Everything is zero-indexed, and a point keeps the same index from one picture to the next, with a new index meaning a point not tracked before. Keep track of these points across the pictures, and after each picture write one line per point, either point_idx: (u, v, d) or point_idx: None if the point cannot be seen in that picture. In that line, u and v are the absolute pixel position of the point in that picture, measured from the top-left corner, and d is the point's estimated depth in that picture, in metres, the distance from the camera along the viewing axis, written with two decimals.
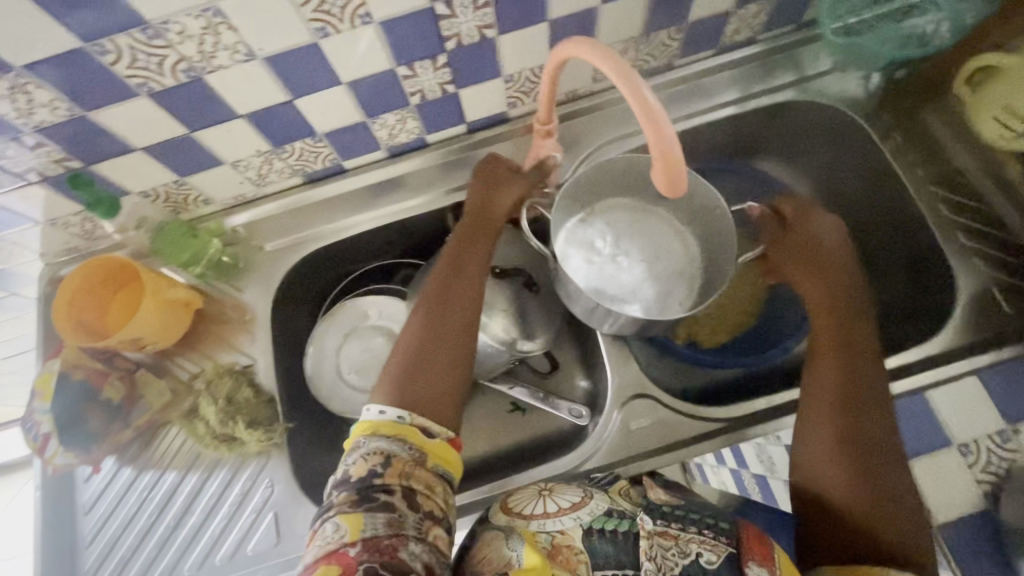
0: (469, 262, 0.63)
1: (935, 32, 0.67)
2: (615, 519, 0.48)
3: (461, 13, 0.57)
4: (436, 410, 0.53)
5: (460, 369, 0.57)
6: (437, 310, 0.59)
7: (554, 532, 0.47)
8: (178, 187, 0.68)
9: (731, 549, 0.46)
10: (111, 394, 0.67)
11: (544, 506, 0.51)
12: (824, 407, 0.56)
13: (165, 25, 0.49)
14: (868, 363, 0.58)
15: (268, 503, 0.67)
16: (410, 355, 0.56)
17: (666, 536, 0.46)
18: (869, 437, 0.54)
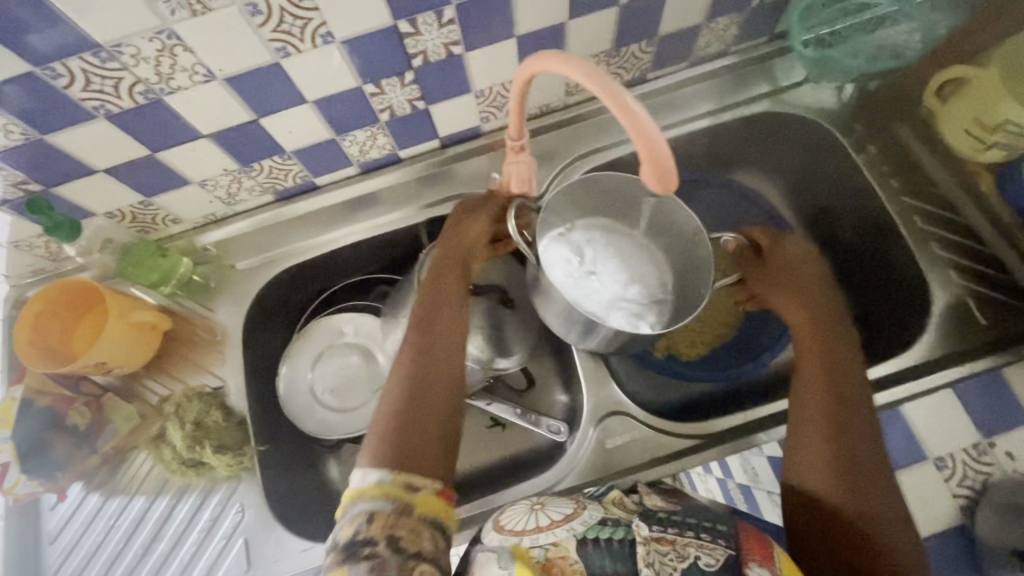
0: (455, 291, 0.62)
1: (907, 42, 0.67)
2: (610, 527, 0.44)
3: (426, 30, 0.56)
4: (423, 443, 0.51)
5: (445, 398, 0.55)
6: (425, 345, 0.57)
7: (547, 545, 0.44)
8: (144, 207, 0.66)
9: (730, 552, 0.43)
10: (77, 420, 0.66)
11: (536, 521, 0.47)
12: (813, 431, 0.55)
13: (118, 48, 0.48)
14: (854, 381, 0.57)
15: (238, 528, 0.65)
16: (403, 397, 0.53)
17: (662, 542, 0.43)
18: (866, 462, 0.53)
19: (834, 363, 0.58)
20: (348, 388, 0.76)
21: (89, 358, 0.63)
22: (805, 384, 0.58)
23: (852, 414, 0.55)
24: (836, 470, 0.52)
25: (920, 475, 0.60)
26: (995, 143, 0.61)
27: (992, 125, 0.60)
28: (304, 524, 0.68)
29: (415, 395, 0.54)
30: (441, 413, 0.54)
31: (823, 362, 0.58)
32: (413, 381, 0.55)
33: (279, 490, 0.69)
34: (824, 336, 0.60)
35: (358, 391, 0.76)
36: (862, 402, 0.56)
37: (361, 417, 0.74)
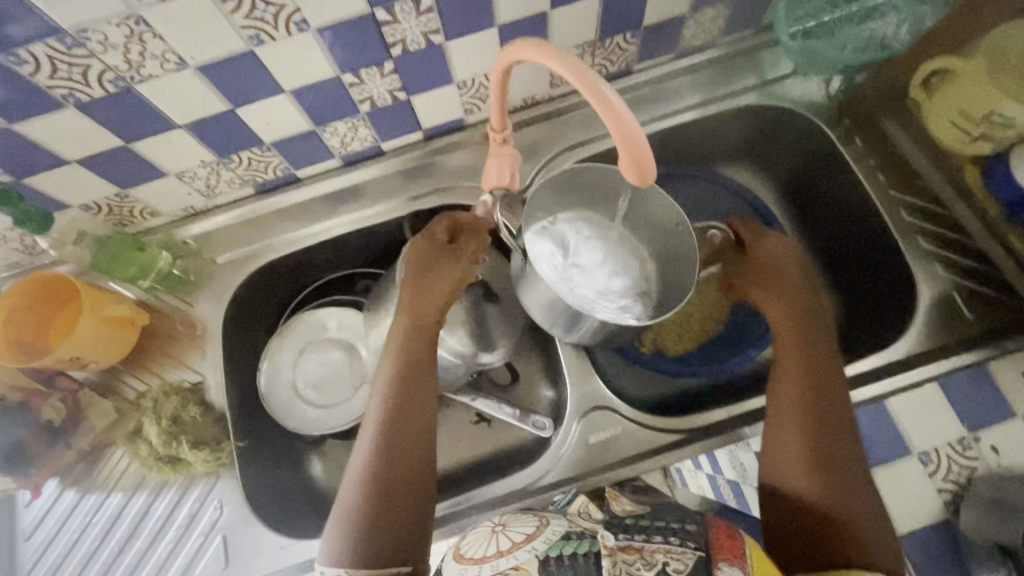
0: (425, 348, 0.60)
1: (894, 35, 0.66)
2: (575, 541, 0.46)
3: (404, 18, 0.55)
4: (395, 514, 0.52)
5: (418, 456, 0.55)
6: (390, 415, 0.56)
7: (506, 568, 0.46)
8: (120, 200, 0.65)
9: (701, 553, 0.43)
10: (51, 415, 0.65)
11: (497, 545, 0.50)
12: (790, 425, 0.55)
13: (85, 34, 0.47)
14: (832, 379, 0.57)
15: (216, 524, 0.64)
16: (369, 480, 0.53)
17: (629, 551, 0.44)
18: (841, 458, 0.53)
19: (812, 369, 0.57)
20: (331, 383, 0.75)
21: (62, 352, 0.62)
22: (782, 381, 0.58)
23: (828, 411, 0.55)
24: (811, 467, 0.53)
25: (904, 469, 0.60)
26: (981, 135, 0.60)
27: (978, 117, 0.59)
28: (284, 521, 0.67)
29: (381, 475, 0.53)
30: (409, 487, 0.54)
31: (801, 361, 0.58)
32: (379, 460, 0.54)
33: (259, 486, 0.68)
34: (801, 334, 0.60)
35: (341, 388, 0.75)
36: (838, 398, 0.56)
37: (345, 412, 0.74)
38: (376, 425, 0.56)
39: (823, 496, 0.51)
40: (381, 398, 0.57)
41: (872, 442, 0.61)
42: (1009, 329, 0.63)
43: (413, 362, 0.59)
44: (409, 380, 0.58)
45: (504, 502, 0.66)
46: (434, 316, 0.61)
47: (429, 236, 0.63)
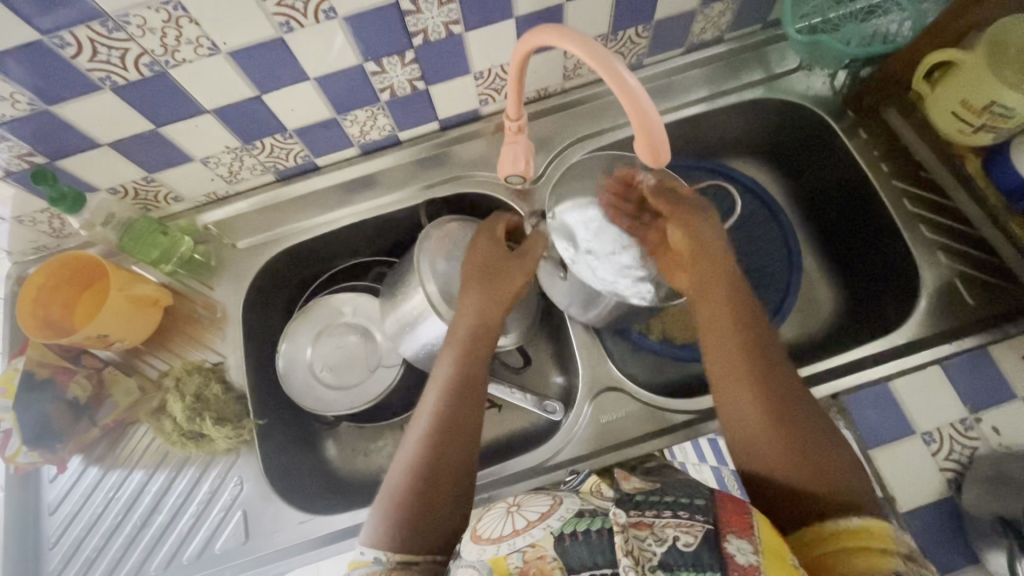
0: (479, 345, 0.62)
1: (898, 31, 0.69)
2: (585, 519, 0.44)
3: (426, 8, 0.57)
4: (436, 503, 0.53)
5: (461, 449, 0.56)
6: (444, 409, 0.57)
7: (524, 547, 0.43)
8: (147, 183, 0.67)
9: (709, 527, 0.43)
10: (77, 392, 0.67)
11: (511, 523, 0.46)
12: (743, 408, 0.53)
13: (125, 18, 0.50)
14: (755, 326, 0.57)
15: (237, 500, 0.66)
16: (416, 471, 0.54)
17: (640, 527, 0.42)
18: (787, 403, 0.53)
19: (748, 345, 0.56)
20: (347, 366, 0.77)
21: (91, 329, 0.64)
22: (713, 339, 0.57)
23: (762, 359, 0.55)
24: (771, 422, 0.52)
25: (907, 449, 0.61)
26: (982, 126, 0.62)
27: (978, 107, 0.61)
28: (303, 498, 0.69)
29: (430, 466, 0.54)
30: (456, 480, 0.55)
31: (727, 316, 0.57)
32: (430, 451, 0.55)
33: (277, 464, 0.70)
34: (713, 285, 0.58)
35: (355, 369, 0.77)
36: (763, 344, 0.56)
37: (360, 395, 0.76)
38: (430, 418, 0.57)
39: (788, 449, 0.51)
40: (439, 393, 0.59)
41: (876, 423, 0.63)
42: (1008, 316, 0.65)
43: (470, 361, 0.61)
44: (466, 379, 0.60)
45: (516, 479, 0.68)
46: (493, 319, 0.63)
47: (490, 234, 0.66)
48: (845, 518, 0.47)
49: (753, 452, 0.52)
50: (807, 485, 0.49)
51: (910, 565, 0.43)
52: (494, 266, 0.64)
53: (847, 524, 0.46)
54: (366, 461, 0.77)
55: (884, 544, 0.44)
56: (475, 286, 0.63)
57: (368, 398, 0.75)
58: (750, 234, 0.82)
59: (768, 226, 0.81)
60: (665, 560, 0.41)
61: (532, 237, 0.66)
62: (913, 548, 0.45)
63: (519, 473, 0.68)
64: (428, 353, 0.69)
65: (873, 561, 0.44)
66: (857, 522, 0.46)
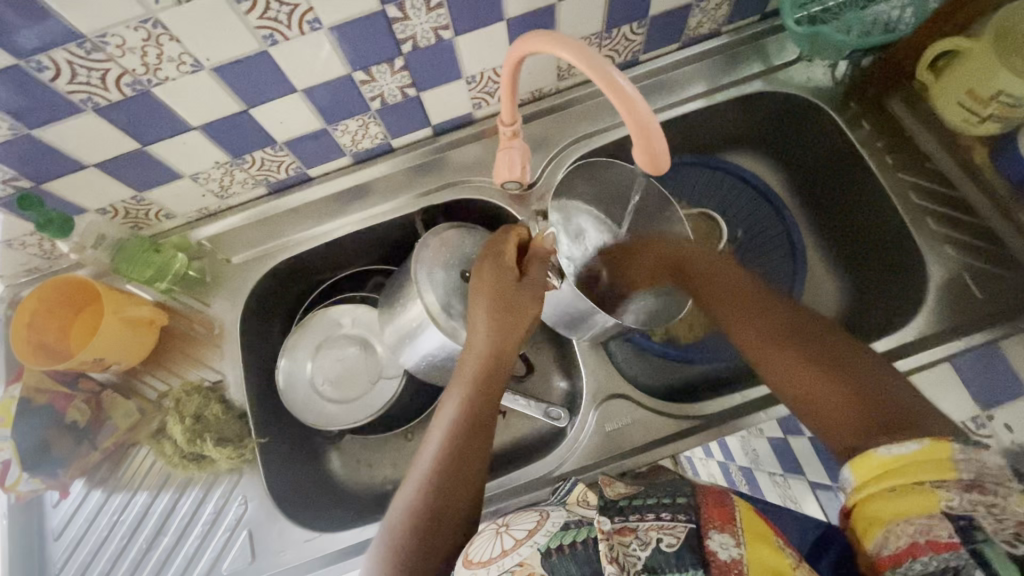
0: (489, 378, 0.59)
1: (900, 17, 0.66)
2: (572, 531, 0.45)
3: (414, 15, 0.55)
4: (440, 532, 0.52)
5: (469, 477, 0.55)
6: (450, 454, 0.55)
7: (512, 567, 0.43)
8: (137, 203, 0.66)
9: (691, 525, 0.43)
10: (77, 417, 0.66)
11: (501, 544, 0.46)
12: (780, 356, 0.53)
13: (103, 38, 0.48)
14: (748, 278, 0.62)
15: (242, 520, 0.66)
16: (423, 502, 0.53)
17: (623, 533, 0.43)
18: (801, 334, 0.53)
19: (755, 300, 0.59)
20: (348, 379, 0.77)
21: (87, 353, 0.63)
22: (720, 297, 0.61)
23: (756, 297, 0.59)
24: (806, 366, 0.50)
25: None
26: (989, 116, 0.60)
27: (985, 97, 0.59)
28: (309, 516, 0.68)
29: (436, 499, 0.53)
30: (459, 518, 0.53)
31: (727, 279, 0.62)
32: (437, 484, 0.54)
33: (280, 482, 0.69)
34: (682, 269, 0.66)
35: (357, 381, 0.77)
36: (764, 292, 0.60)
37: (363, 407, 0.76)
38: (435, 459, 0.55)
39: (828, 381, 0.48)
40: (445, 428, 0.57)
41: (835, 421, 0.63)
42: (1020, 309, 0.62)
43: (481, 396, 0.58)
44: (474, 419, 0.57)
45: (522, 491, 0.67)
46: (505, 351, 0.59)
47: (496, 259, 0.61)
48: (900, 444, 0.39)
49: (804, 407, 0.49)
50: (859, 413, 0.45)
51: (970, 500, 0.36)
52: (501, 291, 0.59)
53: (899, 453, 0.39)
54: (370, 472, 0.77)
55: (940, 474, 0.37)
56: (489, 312, 0.59)
57: (371, 410, 0.75)
58: (753, 229, 0.80)
59: (771, 221, 0.80)
60: (650, 564, 0.41)
61: (536, 260, 0.61)
62: (988, 470, 0.37)
63: (525, 484, 0.67)
64: (428, 364, 0.68)
65: (921, 498, 0.37)
66: (912, 448, 0.39)
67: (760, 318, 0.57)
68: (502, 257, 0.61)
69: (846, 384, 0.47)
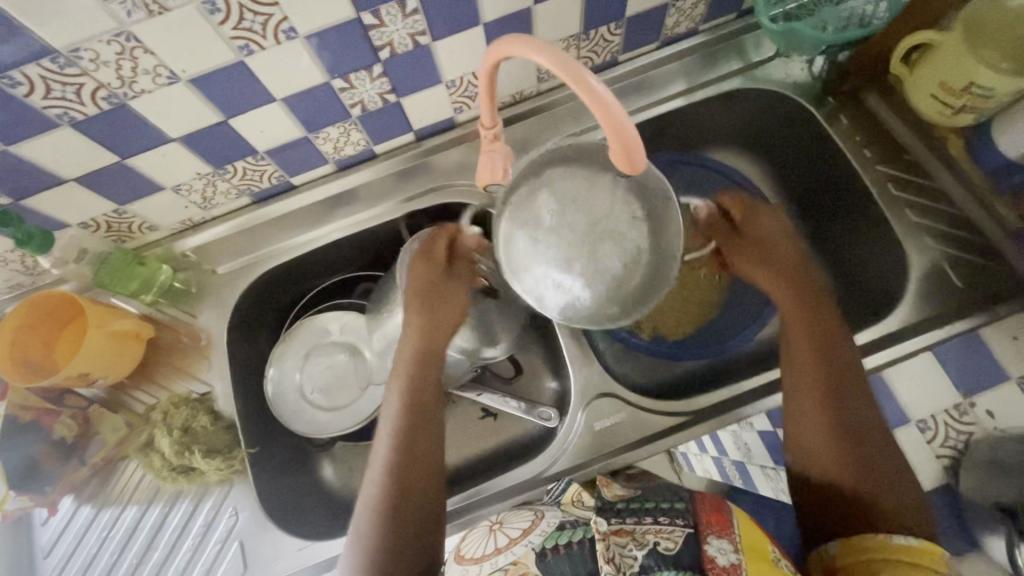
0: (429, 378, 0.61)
1: (874, 12, 0.64)
2: (568, 531, 0.47)
3: (390, 21, 0.55)
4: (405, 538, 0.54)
5: (427, 480, 0.57)
6: (400, 460, 0.57)
7: (506, 565, 0.47)
8: (119, 216, 0.66)
9: (689, 529, 0.45)
10: (64, 433, 0.66)
11: (495, 543, 0.51)
12: (816, 410, 0.56)
13: (76, 52, 0.48)
14: (817, 307, 0.61)
15: (233, 531, 0.66)
16: (384, 511, 0.55)
17: (620, 534, 0.45)
18: (845, 397, 0.56)
19: (817, 341, 0.59)
20: (338, 387, 0.76)
21: (71, 369, 0.62)
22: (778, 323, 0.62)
23: (812, 340, 0.59)
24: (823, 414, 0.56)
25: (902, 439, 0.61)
26: (962, 107, 0.62)
27: (957, 89, 0.60)
28: (300, 524, 0.69)
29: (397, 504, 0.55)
30: (422, 529, 0.56)
31: (790, 308, 0.62)
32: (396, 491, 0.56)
33: (270, 492, 0.69)
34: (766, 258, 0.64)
35: (346, 390, 0.76)
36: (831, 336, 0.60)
37: (351, 416, 0.75)
38: (387, 463, 0.57)
39: (851, 457, 0.53)
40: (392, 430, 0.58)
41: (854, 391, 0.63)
42: (1000, 295, 0.63)
43: (421, 393, 0.60)
44: (416, 419, 0.59)
45: (514, 492, 0.68)
46: (437, 355, 0.61)
47: (426, 257, 0.61)
48: (899, 537, 0.47)
49: (816, 458, 0.55)
50: (857, 486, 0.52)
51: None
52: (432, 292, 0.61)
53: (902, 542, 0.47)
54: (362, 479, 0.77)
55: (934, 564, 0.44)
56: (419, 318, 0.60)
57: (361, 416, 0.75)
58: None
59: None
60: (644, 564, 0.43)
61: (463, 255, 0.63)
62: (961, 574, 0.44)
63: (516, 486, 0.68)
64: None
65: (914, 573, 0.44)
66: (912, 542, 0.46)
67: (817, 363, 0.58)
68: (432, 253, 0.62)
69: (865, 462, 0.53)
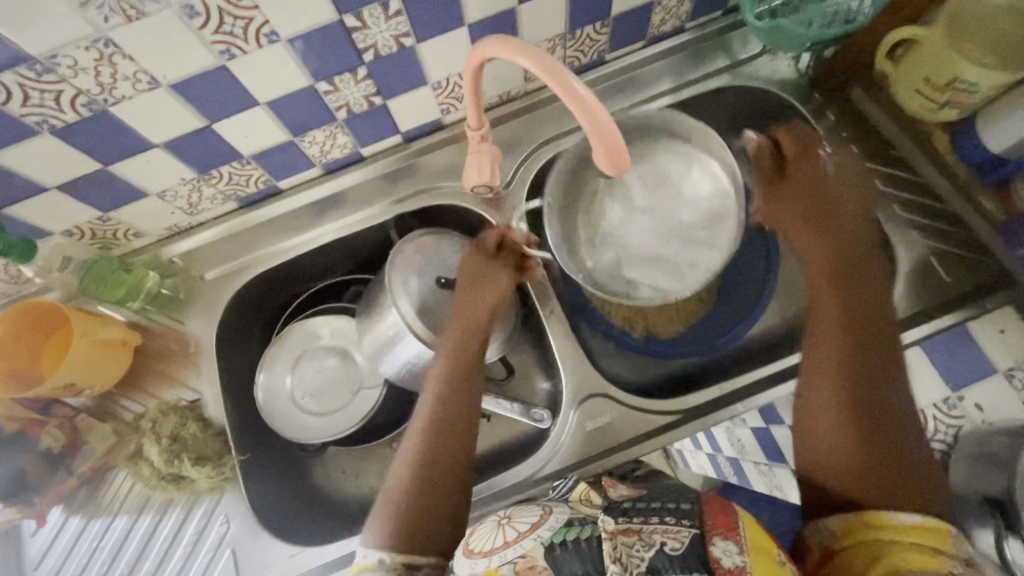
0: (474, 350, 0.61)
1: (859, 8, 0.64)
2: (576, 527, 0.49)
3: (373, 23, 0.55)
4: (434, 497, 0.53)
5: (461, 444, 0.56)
6: (437, 419, 0.57)
7: (516, 558, 0.48)
8: (103, 223, 0.65)
9: (695, 530, 0.46)
10: (51, 443, 0.65)
11: (503, 536, 0.52)
12: (836, 381, 0.56)
13: (54, 59, 0.47)
14: (855, 280, 0.61)
15: (225, 539, 0.65)
16: (416, 468, 0.54)
17: (628, 533, 0.47)
18: (869, 370, 0.56)
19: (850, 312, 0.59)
20: (330, 391, 0.76)
21: (57, 379, 0.62)
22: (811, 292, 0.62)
23: (845, 309, 0.59)
24: (843, 405, 0.54)
25: None
26: (947, 102, 0.62)
27: (941, 85, 0.60)
28: (292, 530, 0.68)
29: (429, 463, 0.54)
30: (450, 495, 0.54)
31: (825, 277, 0.62)
32: (431, 450, 0.55)
33: (262, 499, 0.69)
34: (817, 224, 0.64)
35: (338, 393, 0.76)
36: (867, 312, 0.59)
37: (343, 419, 0.75)
38: (427, 418, 0.57)
39: (868, 430, 0.53)
40: (435, 390, 0.59)
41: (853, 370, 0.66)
42: (982, 288, 0.65)
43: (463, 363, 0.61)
44: (455, 385, 0.59)
45: (510, 492, 0.68)
46: (478, 331, 0.62)
47: (478, 247, 0.66)
48: (906, 515, 0.47)
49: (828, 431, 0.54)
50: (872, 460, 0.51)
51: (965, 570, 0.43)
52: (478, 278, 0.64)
53: (908, 521, 0.46)
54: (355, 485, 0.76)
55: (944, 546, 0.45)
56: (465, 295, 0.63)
57: (354, 420, 0.75)
58: None
59: None
60: (653, 563, 0.44)
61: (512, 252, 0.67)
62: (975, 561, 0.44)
63: (511, 488, 0.68)
64: (408, 372, 0.68)
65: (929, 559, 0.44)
66: (917, 519, 0.46)
67: (845, 333, 0.58)
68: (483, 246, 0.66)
69: (881, 437, 0.52)
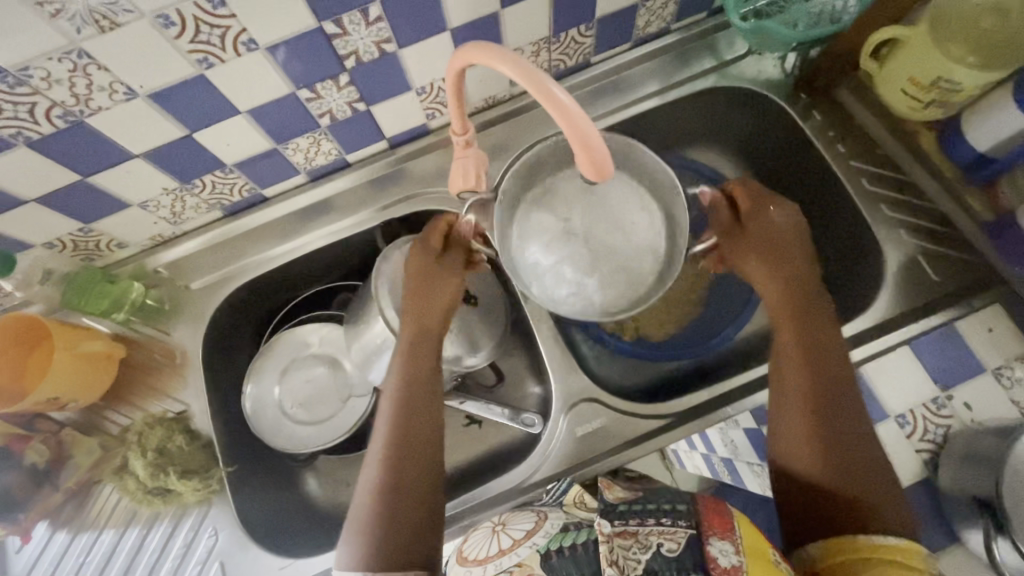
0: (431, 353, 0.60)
1: (844, 6, 0.64)
2: (572, 533, 0.48)
3: (354, 30, 0.55)
4: (408, 514, 0.52)
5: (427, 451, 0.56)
6: (399, 432, 0.56)
7: (512, 567, 0.47)
8: (85, 234, 0.64)
9: (691, 531, 0.44)
10: (35, 458, 0.64)
11: (499, 543, 0.52)
12: (797, 400, 0.55)
13: (26, 70, 0.47)
14: (811, 289, 0.59)
15: (213, 552, 0.65)
16: (384, 487, 0.53)
17: (624, 536, 0.45)
18: (829, 379, 0.55)
19: (804, 318, 0.58)
20: (320, 400, 0.75)
21: (40, 394, 0.61)
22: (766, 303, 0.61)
23: (796, 317, 0.58)
24: (808, 422, 0.53)
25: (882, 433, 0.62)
26: (931, 101, 0.62)
27: (925, 83, 0.60)
28: (283, 541, 0.68)
29: (396, 480, 0.53)
30: (423, 510, 0.53)
31: (779, 288, 0.60)
32: (395, 464, 0.54)
33: (251, 511, 0.68)
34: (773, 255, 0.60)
35: (328, 403, 0.75)
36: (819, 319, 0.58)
37: (332, 429, 0.75)
38: (389, 434, 0.56)
39: (836, 443, 0.52)
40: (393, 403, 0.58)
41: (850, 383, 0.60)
42: (969, 288, 0.65)
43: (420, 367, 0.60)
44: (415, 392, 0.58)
45: (503, 499, 0.67)
46: (433, 336, 0.61)
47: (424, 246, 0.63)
48: (883, 536, 0.45)
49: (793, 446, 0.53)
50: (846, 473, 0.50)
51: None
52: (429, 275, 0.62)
53: (882, 541, 0.45)
54: None
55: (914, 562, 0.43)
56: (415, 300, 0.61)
57: (344, 429, 0.74)
58: None
59: None
60: (650, 565, 0.43)
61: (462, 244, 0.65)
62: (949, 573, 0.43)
63: (502, 495, 0.67)
64: None
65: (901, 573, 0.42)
66: (893, 540, 0.45)
67: (801, 341, 0.57)
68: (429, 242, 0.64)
69: (843, 446, 0.51)
